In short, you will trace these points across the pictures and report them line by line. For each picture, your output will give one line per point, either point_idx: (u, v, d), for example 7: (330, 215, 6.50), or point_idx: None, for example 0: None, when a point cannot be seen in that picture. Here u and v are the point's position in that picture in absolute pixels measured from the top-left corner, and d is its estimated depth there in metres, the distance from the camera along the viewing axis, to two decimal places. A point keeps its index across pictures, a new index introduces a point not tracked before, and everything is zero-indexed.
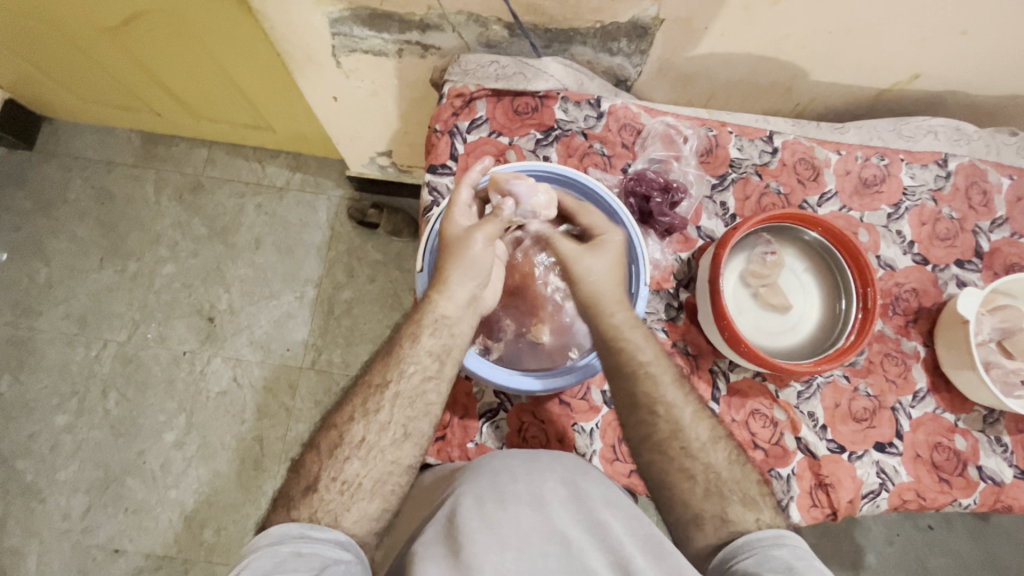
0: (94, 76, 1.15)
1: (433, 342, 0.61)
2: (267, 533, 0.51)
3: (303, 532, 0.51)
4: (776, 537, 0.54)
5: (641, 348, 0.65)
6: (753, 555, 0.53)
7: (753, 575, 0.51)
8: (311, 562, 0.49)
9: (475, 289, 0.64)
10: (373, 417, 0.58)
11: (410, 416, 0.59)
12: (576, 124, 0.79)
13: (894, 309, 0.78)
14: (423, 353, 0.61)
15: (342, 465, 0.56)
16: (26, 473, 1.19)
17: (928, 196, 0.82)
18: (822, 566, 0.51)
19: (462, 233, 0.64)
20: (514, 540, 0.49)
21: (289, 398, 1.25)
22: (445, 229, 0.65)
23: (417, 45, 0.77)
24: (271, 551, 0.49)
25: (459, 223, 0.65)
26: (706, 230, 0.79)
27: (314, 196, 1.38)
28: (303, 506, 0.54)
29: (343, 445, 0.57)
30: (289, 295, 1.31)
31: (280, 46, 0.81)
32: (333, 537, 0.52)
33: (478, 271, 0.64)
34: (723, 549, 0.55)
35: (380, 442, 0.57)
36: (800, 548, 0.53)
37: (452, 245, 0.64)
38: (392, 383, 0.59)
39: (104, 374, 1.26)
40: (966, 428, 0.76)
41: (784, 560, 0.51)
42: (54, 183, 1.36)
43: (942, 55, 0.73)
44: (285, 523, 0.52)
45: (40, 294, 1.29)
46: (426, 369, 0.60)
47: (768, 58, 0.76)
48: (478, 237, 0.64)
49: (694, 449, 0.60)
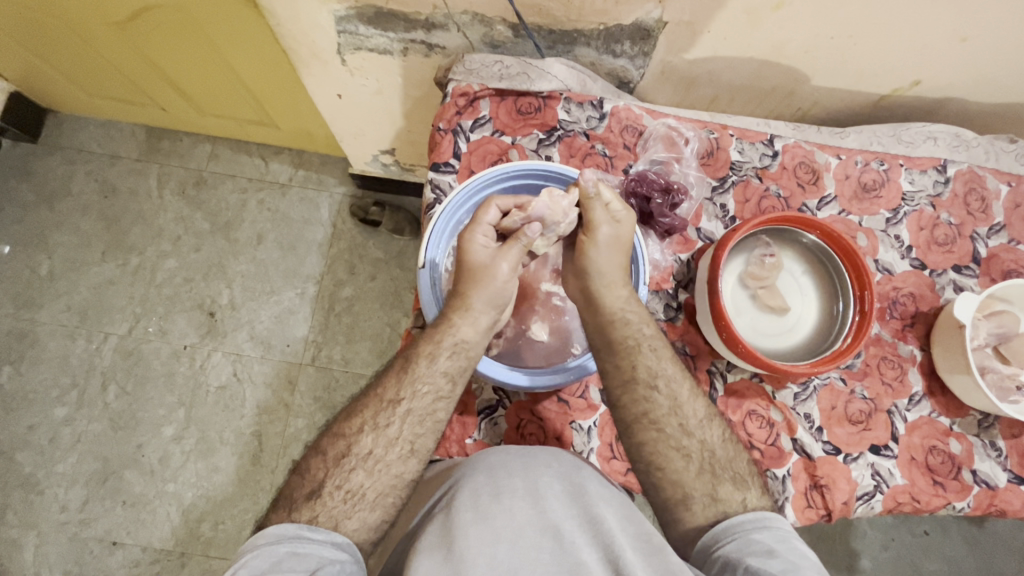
0: (101, 71, 1.16)
1: (448, 362, 0.62)
2: (264, 533, 0.52)
3: (299, 532, 0.52)
4: (758, 521, 0.55)
5: (645, 322, 0.65)
6: (735, 540, 0.54)
7: (734, 560, 0.53)
8: (307, 562, 0.50)
9: (497, 313, 0.65)
10: (384, 430, 0.58)
11: (418, 431, 0.59)
12: (579, 125, 0.80)
13: (891, 312, 0.79)
14: (438, 374, 0.61)
15: (347, 474, 0.56)
16: (25, 464, 1.20)
17: (926, 201, 0.82)
18: (801, 547, 0.53)
19: (485, 260, 0.65)
20: (507, 531, 0.50)
21: (289, 393, 1.26)
22: (463, 255, 0.65)
23: (422, 45, 0.78)
24: (269, 550, 0.50)
25: (479, 250, 0.65)
26: (706, 232, 0.79)
27: (316, 192, 1.38)
28: (303, 510, 0.54)
29: (350, 454, 0.58)
30: (290, 291, 1.32)
31: (287, 44, 0.82)
32: (329, 538, 0.53)
33: (500, 298, 0.65)
34: (706, 535, 0.56)
35: (387, 455, 0.58)
36: (781, 530, 0.55)
37: (473, 273, 0.64)
38: (404, 400, 0.60)
39: (105, 367, 1.26)
40: (961, 432, 0.76)
41: (765, 544, 0.53)
42: (58, 176, 1.36)
43: (941, 62, 0.74)
44: (283, 524, 0.53)
45: (41, 287, 1.30)
46: (438, 390, 0.61)
47: (770, 62, 0.77)
48: (500, 263, 0.65)
49: (690, 428, 0.61)
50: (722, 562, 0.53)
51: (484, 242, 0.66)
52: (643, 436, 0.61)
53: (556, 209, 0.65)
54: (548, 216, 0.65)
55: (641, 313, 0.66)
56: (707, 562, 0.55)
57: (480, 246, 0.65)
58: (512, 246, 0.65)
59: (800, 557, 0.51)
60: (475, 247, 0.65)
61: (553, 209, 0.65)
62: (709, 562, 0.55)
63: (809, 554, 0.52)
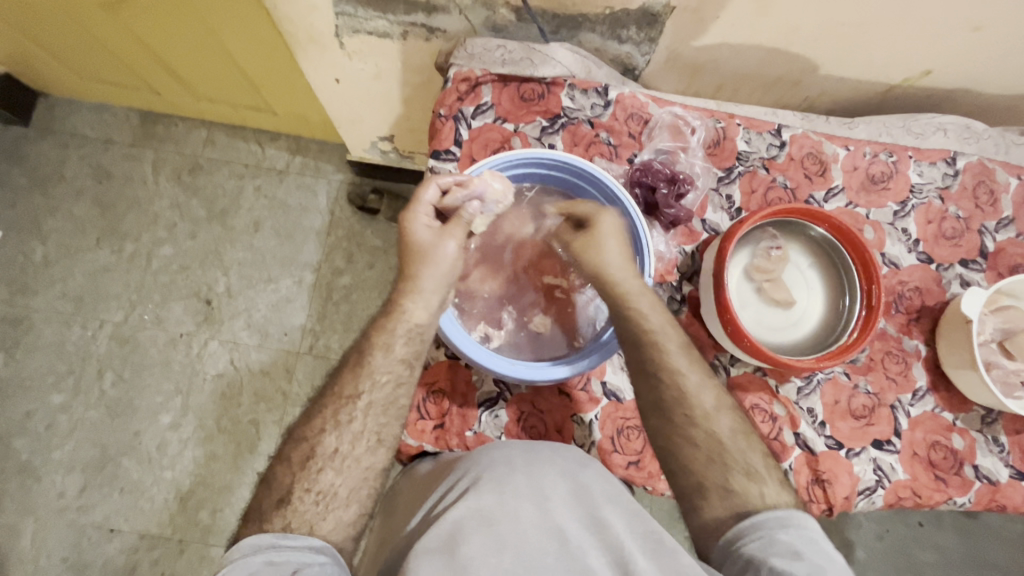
0: (93, 53, 1.13)
1: (405, 349, 0.61)
2: (239, 545, 0.51)
3: (274, 541, 0.51)
4: (785, 518, 0.53)
5: (651, 312, 0.64)
6: (759, 539, 0.53)
7: (758, 560, 0.51)
8: (283, 569, 0.49)
9: (446, 292, 0.64)
10: (347, 426, 0.57)
11: (382, 422, 0.59)
12: (583, 112, 0.78)
13: (897, 306, 0.78)
14: (395, 362, 0.60)
15: (315, 476, 0.55)
16: (21, 451, 1.19)
17: (935, 194, 0.81)
18: (827, 550, 0.51)
19: (429, 241, 0.63)
20: (512, 537, 0.50)
21: (286, 382, 1.25)
22: (406, 237, 0.64)
23: (423, 28, 0.76)
24: (243, 563, 0.49)
25: (422, 231, 0.64)
26: (711, 223, 0.78)
27: (314, 179, 1.36)
28: (275, 519, 0.53)
29: (315, 456, 0.56)
30: (287, 279, 1.30)
31: (284, 26, 0.80)
32: (307, 543, 0.51)
33: (445, 278, 0.63)
34: (730, 531, 0.55)
35: (354, 450, 0.57)
36: (808, 529, 0.53)
37: (419, 254, 0.63)
38: (364, 393, 0.59)
39: (100, 355, 1.25)
40: (964, 427, 0.76)
41: (791, 545, 0.51)
42: (51, 160, 1.34)
43: (954, 51, 0.72)
44: (257, 534, 0.52)
45: (36, 273, 1.28)
46: (398, 377, 0.60)
47: (778, 50, 0.75)
48: (447, 242, 0.64)
49: (698, 418, 0.60)
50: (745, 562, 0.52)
51: (427, 223, 0.64)
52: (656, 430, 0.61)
53: (494, 189, 0.66)
54: (488, 194, 0.66)
55: (651, 301, 0.65)
56: (729, 559, 0.54)
57: (423, 228, 0.64)
58: (456, 224, 0.64)
59: (826, 561, 0.50)
60: (418, 228, 0.63)
61: (493, 188, 0.66)
62: (730, 559, 0.54)
63: (835, 556, 0.51)
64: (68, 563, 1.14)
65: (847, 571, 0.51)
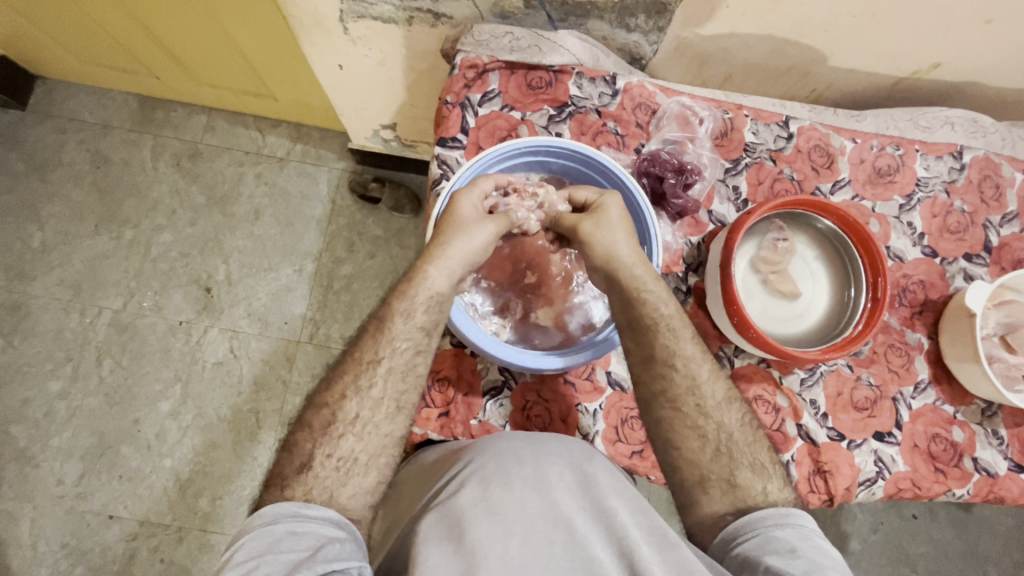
0: (91, 35, 1.12)
1: (424, 317, 0.60)
2: (260, 512, 0.50)
3: (296, 510, 0.50)
4: (781, 517, 0.54)
5: (662, 302, 0.62)
6: (756, 536, 0.53)
7: (753, 558, 0.51)
8: (305, 541, 0.48)
9: (468, 270, 0.63)
10: (367, 392, 0.57)
11: (402, 388, 0.58)
12: (590, 101, 0.78)
13: (900, 300, 0.79)
14: (416, 329, 0.59)
15: (337, 442, 0.55)
16: (20, 438, 1.19)
17: (941, 188, 0.81)
18: (825, 546, 0.51)
19: (469, 218, 0.63)
20: (520, 526, 0.49)
21: (286, 370, 1.24)
22: (451, 206, 0.63)
23: (428, 14, 0.75)
24: (265, 531, 0.48)
25: (467, 208, 0.64)
26: (718, 214, 0.78)
27: (314, 167, 1.35)
28: (295, 487, 0.52)
29: (338, 422, 0.56)
30: (288, 267, 1.30)
31: (288, 11, 0.79)
32: (327, 515, 0.51)
33: (478, 254, 0.63)
34: (727, 529, 0.55)
35: (374, 416, 0.57)
36: (806, 527, 0.53)
37: (456, 224, 0.62)
38: (384, 359, 0.58)
39: (99, 342, 1.24)
40: (965, 420, 0.76)
41: (787, 542, 0.51)
42: (48, 145, 1.33)
43: (964, 44, 0.72)
44: (277, 503, 0.51)
45: (33, 259, 1.27)
46: (417, 345, 0.59)
47: (788, 41, 0.74)
48: (486, 226, 0.63)
49: (707, 409, 0.60)
50: (740, 561, 0.52)
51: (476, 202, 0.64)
52: (659, 413, 0.61)
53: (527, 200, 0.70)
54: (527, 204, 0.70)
55: (660, 289, 0.63)
56: (726, 558, 0.54)
57: (469, 207, 0.64)
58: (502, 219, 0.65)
59: (823, 556, 0.50)
60: (467, 202, 0.64)
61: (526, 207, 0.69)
62: (728, 557, 0.54)
63: (833, 554, 0.51)
64: (67, 549, 1.14)
65: (845, 566, 0.51)
